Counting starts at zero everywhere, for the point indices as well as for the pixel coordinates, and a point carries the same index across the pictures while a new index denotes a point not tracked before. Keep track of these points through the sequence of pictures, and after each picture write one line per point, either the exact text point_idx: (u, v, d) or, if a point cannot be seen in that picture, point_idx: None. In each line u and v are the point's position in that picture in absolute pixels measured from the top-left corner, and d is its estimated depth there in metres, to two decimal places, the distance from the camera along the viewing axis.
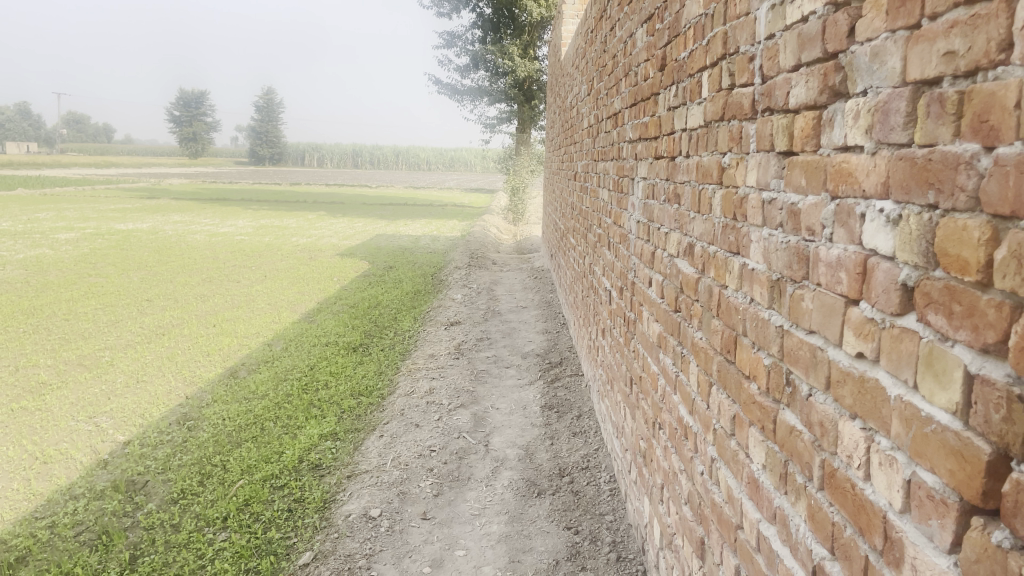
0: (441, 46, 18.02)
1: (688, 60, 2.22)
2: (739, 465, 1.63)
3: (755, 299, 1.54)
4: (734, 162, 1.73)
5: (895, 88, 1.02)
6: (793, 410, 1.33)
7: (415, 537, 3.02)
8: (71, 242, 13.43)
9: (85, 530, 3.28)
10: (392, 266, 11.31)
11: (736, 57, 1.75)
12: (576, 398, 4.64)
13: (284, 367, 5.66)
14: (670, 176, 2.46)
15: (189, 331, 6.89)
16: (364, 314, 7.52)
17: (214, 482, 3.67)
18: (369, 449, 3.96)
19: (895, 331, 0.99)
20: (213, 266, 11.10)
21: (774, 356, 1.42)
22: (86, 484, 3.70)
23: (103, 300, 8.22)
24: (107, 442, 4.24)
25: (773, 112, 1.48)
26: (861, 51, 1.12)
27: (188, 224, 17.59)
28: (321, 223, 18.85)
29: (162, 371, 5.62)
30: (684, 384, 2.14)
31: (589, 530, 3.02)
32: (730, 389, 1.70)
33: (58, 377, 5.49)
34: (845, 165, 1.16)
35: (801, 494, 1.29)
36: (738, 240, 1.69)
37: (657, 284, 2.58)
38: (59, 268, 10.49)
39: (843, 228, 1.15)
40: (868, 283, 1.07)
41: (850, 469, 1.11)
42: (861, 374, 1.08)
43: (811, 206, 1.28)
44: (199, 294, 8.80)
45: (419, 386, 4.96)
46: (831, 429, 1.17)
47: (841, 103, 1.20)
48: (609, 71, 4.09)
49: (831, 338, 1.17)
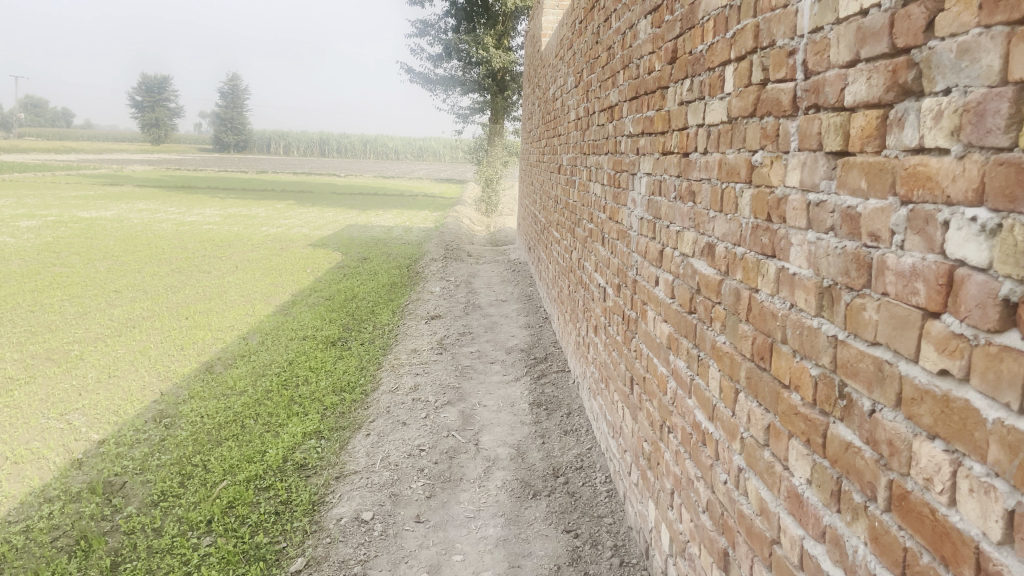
0: (414, 35, 17.79)
1: (707, 53, 2.15)
2: (775, 478, 1.56)
3: (798, 305, 1.47)
4: (768, 160, 1.66)
5: (991, 88, 0.95)
6: (848, 425, 1.27)
7: (410, 542, 2.92)
8: (32, 229, 13.02)
9: (62, 535, 3.14)
10: (366, 257, 11.14)
11: (770, 51, 1.68)
12: (564, 395, 4.57)
13: (262, 362, 5.51)
14: (682, 172, 2.39)
15: (161, 324, 6.70)
16: (341, 307, 7.37)
17: (196, 483, 3.54)
18: (356, 448, 3.85)
19: (992, 349, 0.92)
20: (182, 256, 10.83)
21: (824, 366, 1.36)
22: (61, 486, 3.55)
23: (69, 291, 7.97)
24: (81, 441, 4.08)
25: (822, 109, 1.41)
26: (943, 47, 1.05)
27: (153, 212, 17.18)
28: (291, 212, 18.55)
29: (134, 366, 5.44)
30: (703, 389, 2.07)
31: (589, 533, 2.95)
32: (764, 398, 1.63)
33: (26, 371, 5.29)
34: (921, 168, 1.09)
35: (860, 514, 1.22)
36: (774, 241, 1.62)
37: (666, 284, 2.51)
38: (21, 257, 10.16)
39: (919, 236, 1.09)
40: (955, 296, 1.00)
41: (929, 493, 1.04)
42: (944, 393, 1.01)
43: (875, 211, 1.21)
44: (169, 285, 8.56)
45: (403, 383, 4.85)
46: (903, 448, 1.10)
47: (915, 102, 1.13)
48: (603, 63, 4.01)
49: (904, 351, 1.11)
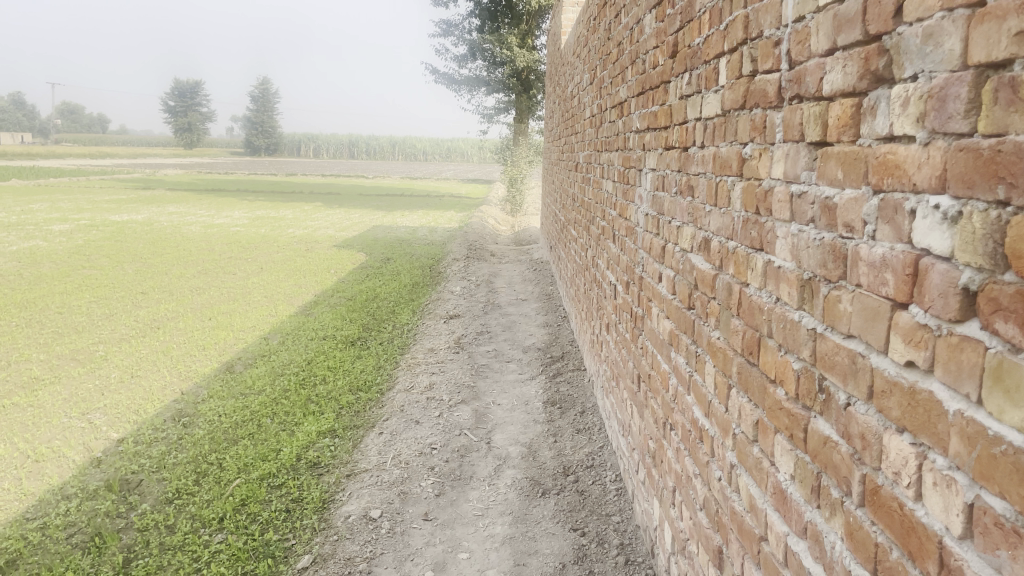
0: (438, 36, 17.86)
1: (703, 46, 2.13)
2: (763, 474, 1.54)
3: (782, 299, 1.45)
4: (757, 153, 1.64)
5: (953, 73, 0.93)
6: (827, 419, 1.25)
7: (417, 539, 2.94)
8: (64, 233, 13.28)
9: (77, 532, 3.20)
10: (389, 257, 11.22)
11: (758, 42, 1.66)
12: (579, 393, 4.55)
13: (281, 362, 5.57)
14: (682, 167, 2.37)
15: (184, 324, 6.80)
16: (362, 307, 7.42)
17: (210, 481, 3.58)
18: (368, 447, 3.88)
19: (954, 339, 0.90)
20: (209, 258, 10.98)
21: (805, 360, 1.34)
22: (78, 484, 3.61)
23: (97, 293, 8.12)
24: (100, 440, 4.15)
25: (803, 99, 1.39)
26: (911, 32, 1.03)
27: (182, 216, 17.44)
28: (317, 214, 18.70)
29: (156, 366, 5.53)
30: (700, 385, 2.05)
31: (596, 532, 2.94)
32: (753, 393, 1.61)
33: (51, 371, 5.39)
34: (891, 156, 1.07)
35: (838, 510, 1.20)
36: (762, 235, 1.60)
37: (668, 279, 2.49)
38: (53, 260, 10.37)
39: (889, 225, 1.07)
40: (920, 285, 0.98)
41: (897, 487, 1.02)
42: (910, 385, 0.99)
43: (850, 201, 1.18)
44: (195, 287, 8.68)
45: (418, 382, 4.87)
46: (874, 442, 1.08)
47: (886, 89, 1.10)
48: (614, 59, 3.99)
49: (876, 343, 1.08)
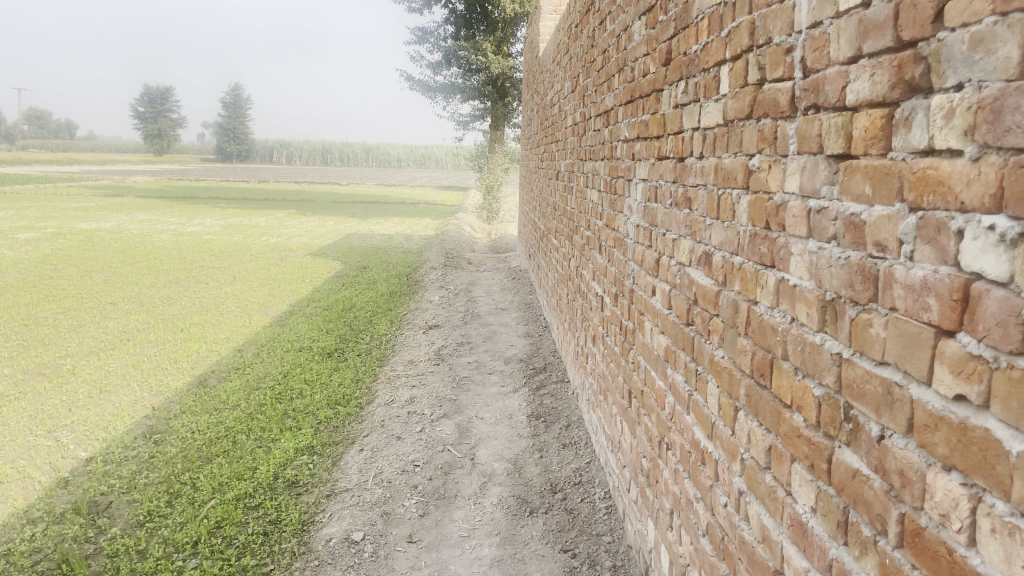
0: (413, 43, 17.75)
1: (701, 54, 2.05)
2: (778, 503, 1.46)
3: (799, 319, 1.37)
4: (766, 165, 1.56)
5: (1009, 82, 0.85)
6: (855, 450, 1.17)
7: (402, 563, 2.82)
8: (30, 242, 12.95)
9: (43, 559, 3.04)
10: (365, 266, 11.06)
11: (766, 49, 1.58)
12: (563, 406, 4.46)
13: (256, 375, 5.41)
14: (678, 178, 2.29)
15: (155, 336, 6.61)
16: (339, 317, 7.28)
17: (183, 503, 3.44)
18: (349, 464, 3.75)
19: (1014, 374, 0.83)
20: (180, 267, 10.76)
21: (827, 387, 1.26)
22: (45, 507, 3.45)
23: (64, 304, 7.90)
24: (68, 459, 3.99)
25: (822, 110, 1.32)
26: (955, 38, 0.95)
27: (152, 223, 17.12)
28: (291, 222, 18.47)
29: (126, 380, 5.35)
30: (701, 406, 1.97)
31: (587, 553, 2.84)
32: (764, 418, 1.53)
33: (16, 387, 5.20)
34: (932, 171, 0.99)
35: (870, 549, 1.12)
36: (773, 251, 1.52)
37: (663, 294, 2.41)
38: (17, 270, 10.09)
39: (930, 246, 0.99)
40: (971, 313, 0.90)
41: (944, 530, 0.95)
42: (961, 420, 0.92)
43: (882, 218, 1.11)
44: (166, 297, 8.47)
45: (398, 395, 4.76)
46: (916, 480, 1.01)
47: (923, 100, 1.03)
48: (599, 66, 3.92)
49: (915, 373, 1.01)
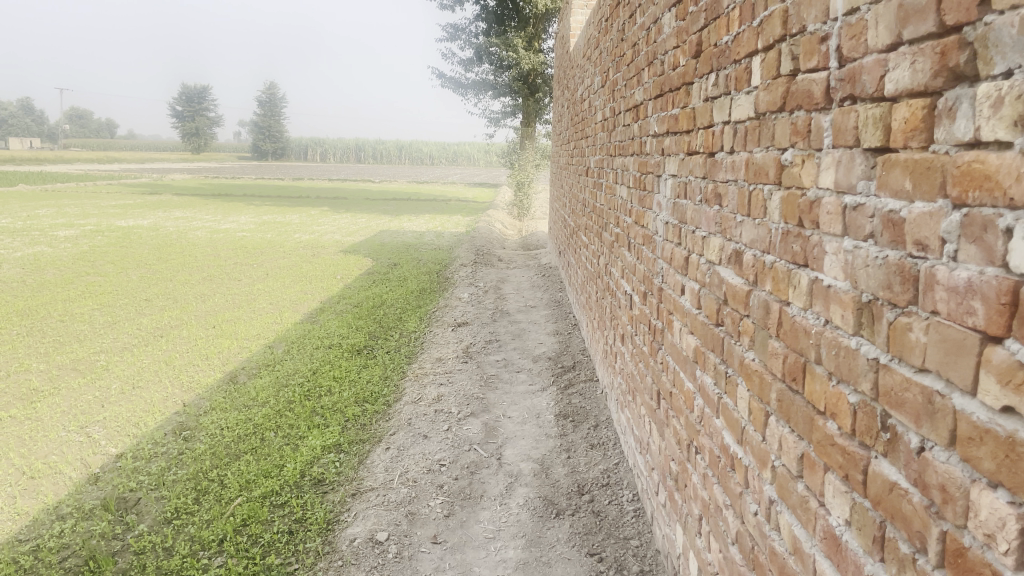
0: (445, 40, 17.76)
1: (732, 44, 1.98)
2: (810, 514, 1.40)
3: (833, 322, 1.31)
4: (799, 160, 1.50)
5: None
6: (893, 462, 1.10)
7: (426, 565, 2.79)
8: (69, 239, 13.19)
9: (71, 555, 3.06)
10: (396, 263, 11.08)
11: (800, 38, 1.51)
12: (592, 406, 4.40)
13: (285, 372, 5.43)
14: (707, 174, 2.23)
15: (188, 333, 6.67)
16: (369, 315, 7.28)
17: (210, 500, 3.44)
18: (375, 463, 3.74)
19: None
20: (214, 264, 10.87)
21: (864, 394, 1.19)
22: (74, 503, 3.48)
23: (100, 300, 8.02)
24: (98, 455, 4.03)
25: (858, 100, 1.25)
26: (1003, 22, 0.88)
27: (188, 220, 17.34)
28: (323, 219, 18.59)
29: (158, 376, 5.40)
30: (730, 409, 1.90)
31: (614, 557, 2.78)
32: (796, 424, 1.46)
33: (51, 382, 5.27)
34: (977, 165, 0.93)
35: (908, 567, 1.05)
36: (806, 249, 1.45)
37: (692, 292, 2.35)
38: (56, 266, 10.28)
39: (975, 245, 0.92)
40: (1021, 319, 0.83)
41: (991, 551, 0.88)
42: (1008, 434, 0.85)
43: (922, 216, 1.04)
44: (199, 293, 8.56)
45: (426, 393, 4.74)
46: (958, 495, 0.94)
47: (968, 88, 0.96)
48: (628, 60, 3.85)
49: (959, 382, 0.94)
